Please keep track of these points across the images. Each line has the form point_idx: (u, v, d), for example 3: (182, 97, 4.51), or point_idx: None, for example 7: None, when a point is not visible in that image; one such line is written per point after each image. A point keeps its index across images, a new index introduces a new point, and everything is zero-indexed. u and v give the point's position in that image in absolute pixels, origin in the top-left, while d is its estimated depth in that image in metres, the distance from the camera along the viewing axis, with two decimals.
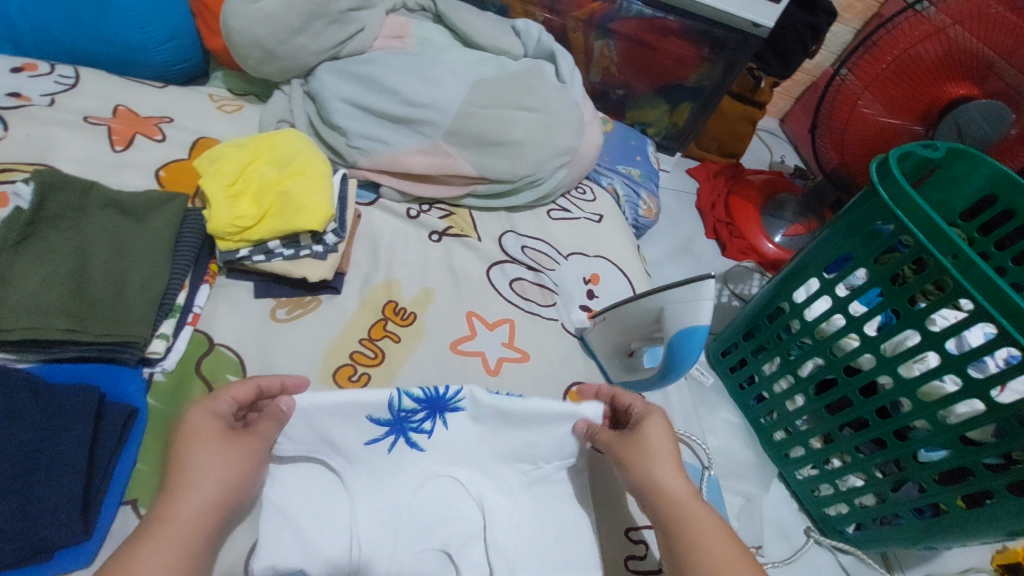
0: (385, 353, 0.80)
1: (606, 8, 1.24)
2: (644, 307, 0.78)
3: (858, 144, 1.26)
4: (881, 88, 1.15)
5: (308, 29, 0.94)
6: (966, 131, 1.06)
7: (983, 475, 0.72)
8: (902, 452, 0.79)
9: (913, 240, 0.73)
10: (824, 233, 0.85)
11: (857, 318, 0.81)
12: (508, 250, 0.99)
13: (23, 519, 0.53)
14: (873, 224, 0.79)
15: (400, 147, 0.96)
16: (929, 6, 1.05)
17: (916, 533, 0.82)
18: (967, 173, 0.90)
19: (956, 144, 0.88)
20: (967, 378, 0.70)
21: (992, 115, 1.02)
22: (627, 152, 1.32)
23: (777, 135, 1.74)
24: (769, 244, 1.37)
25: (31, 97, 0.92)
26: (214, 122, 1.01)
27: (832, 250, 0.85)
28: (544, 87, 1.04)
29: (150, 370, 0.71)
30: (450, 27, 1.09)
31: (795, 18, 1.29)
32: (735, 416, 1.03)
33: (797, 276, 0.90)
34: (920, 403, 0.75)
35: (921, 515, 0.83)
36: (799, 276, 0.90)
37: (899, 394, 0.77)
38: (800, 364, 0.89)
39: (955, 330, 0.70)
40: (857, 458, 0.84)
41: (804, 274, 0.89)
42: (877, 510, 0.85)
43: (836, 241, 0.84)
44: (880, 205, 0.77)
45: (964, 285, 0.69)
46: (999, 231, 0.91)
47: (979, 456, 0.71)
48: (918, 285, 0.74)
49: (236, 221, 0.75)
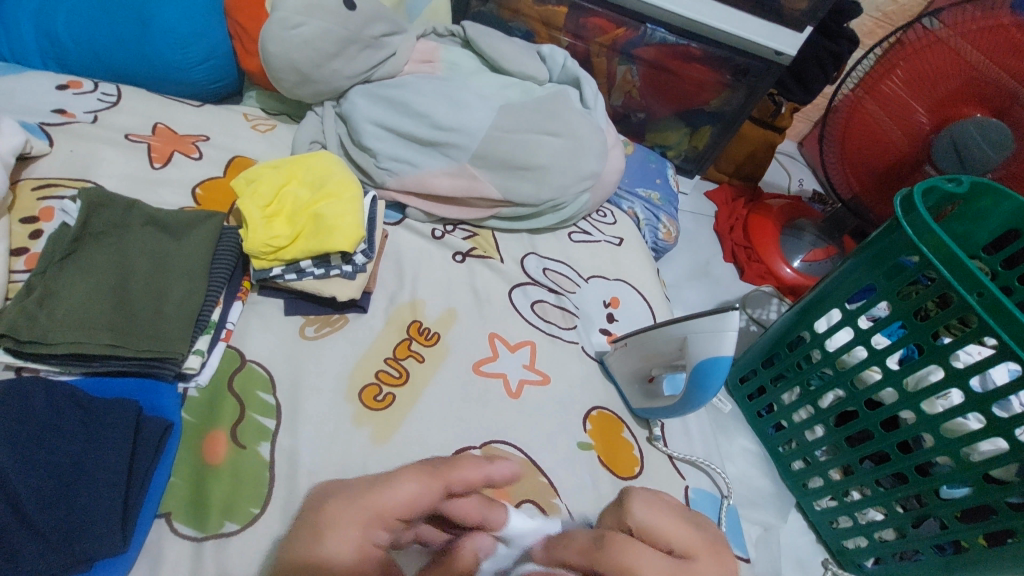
0: (410, 372, 0.82)
1: (630, 35, 1.26)
2: (667, 335, 0.79)
3: (861, 157, 1.28)
4: (897, 110, 1.16)
5: (343, 54, 0.97)
6: (963, 150, 1.07)
7: (1006, 515, 0.71)
8: (924, 488, 0.78)
9: (938, 276, 0.73)
10: (847, 263, 0.85)
11: (880, 351, 0.81)
12: (531, 272, 1.00)
13: (66, 529, 0.55)
14: (898, 258, 0.80)
15: (427, 169, 0.98)
16: (938, 23, 1.05)
17: (937, 570, 0.81)
18: (992, 206, 0.90)
19: (980, 178, 0.88)
20: (991, 417, 0.70)
21: (989, 135, 1.03)
22: (648, 175, 1.33)
23: (795, 159, 1.75)
24: (787, 269, 1.38)
25: (75, 114, 0.95)
26: (247, 140, 1.04)
27: (856, 281, 0.85)
28: (569, 112, 1.05)
29: (184, 385, 0.73)
30: (478, 53, 1.11)
31: (817, 46, 1.30)
32: (753, 443, 1.03)
33: (818, 306, 0.90)
34: (943, 439, 0.75)
35: (941, 552, 0.82)
36: (821, 306, 0.90)
37: (921, 429, 0.77)
38: (821, 395, 0.89)
39: (979, 368, 0.70)
40: (878, 493, 0.84)
41: (825, 304, 0.89)
42: (897, 545, 0.84)
43: (858, 272, 0.84)
44: (904, 239, 0.78)
45: (989, 323, 0.69)
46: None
47: (1003, 495, 0.71)
48: (943, 320, 0.74)
49: (271, 241, 0.78)
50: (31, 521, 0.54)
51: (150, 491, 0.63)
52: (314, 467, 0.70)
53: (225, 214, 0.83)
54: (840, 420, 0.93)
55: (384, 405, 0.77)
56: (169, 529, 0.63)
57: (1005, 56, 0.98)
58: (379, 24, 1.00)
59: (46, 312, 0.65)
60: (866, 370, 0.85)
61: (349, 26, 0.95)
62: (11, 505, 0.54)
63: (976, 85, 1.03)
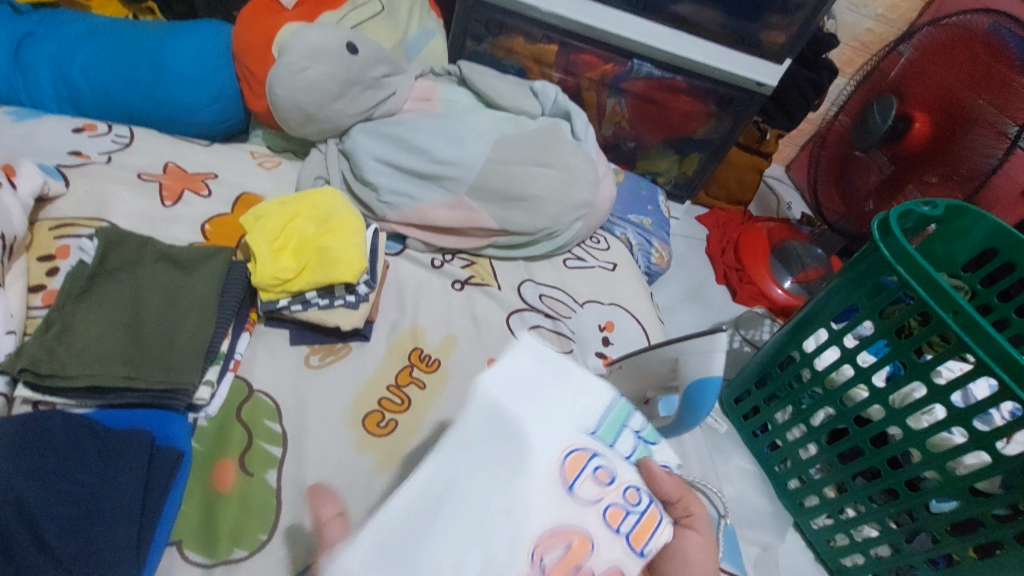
0: (411, 399, 0.84)
1: (617, 70, 1.31)
2: (660, 358, 0.82)
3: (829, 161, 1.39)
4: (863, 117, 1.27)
5: (345, 95, 1.03)
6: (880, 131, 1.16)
7: (993, 527, 0.73)
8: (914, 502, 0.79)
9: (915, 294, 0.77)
10: (834, 283, 0.89)
11: (866, 369, 0.84)
12: (527, 298, 1.04)
13: (85, 557, 0.57)
14: (878, 276, 0.83)
15: (426, 201, 1.02)
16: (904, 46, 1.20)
17: None
18: (968, 227, 0.94)
19: (954, 201, 0.92)
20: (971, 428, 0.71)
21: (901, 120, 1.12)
22: (639, 202, 1.38)
23: (783, 182, 1.80)
24: (779, 289, 1.42)
25: (90, 155, 1.00)
26: (255, 178, 1.09)
27: (840, 301, 0.89)
28: (561, 145, 1.10)
29: (194, 416, 0.75)
30: (473, 90, 1.17)
31: (797, 77, 1.38)
32: (750, 463, 1.05)
33: (806, 326, 0.93)
34: (929, 454, 0.77)
35: (935, 566, 0.84)
36: (808, 326, 0.93)
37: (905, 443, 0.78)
38: (812, 413, 0.92)
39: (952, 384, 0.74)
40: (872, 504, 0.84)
41: (813, 324, 0.93)
42: (892, 561, 0.86)
43: (843, 292, 0.88)
44: (882, 260, 0.82)
45: (966, 340, 0.72)
46: (1002, 284, 0.93)
47: (988, 507, 0.73)
48: (922, 338, 0.77)
49: (279, 273, 0.81)
50: (50, 548, 0.56)
51: (162, 521, 0.65)
52: (319, 493, 0.73)
53: (233, 249, 0.87)
54: (832, 437, 0.95)
55: (388, 431, 0.80)
56: (180, 557, 0.65)
57: (956, 67, 1.09)
58: (380, 66, 1.06)
59: (64, 346, 0.68)
60: (854, 388, 0.87)
61: (351, 69, 1.01)
62: (31, 535, 0.57)
63: (936, 94, 1.11)
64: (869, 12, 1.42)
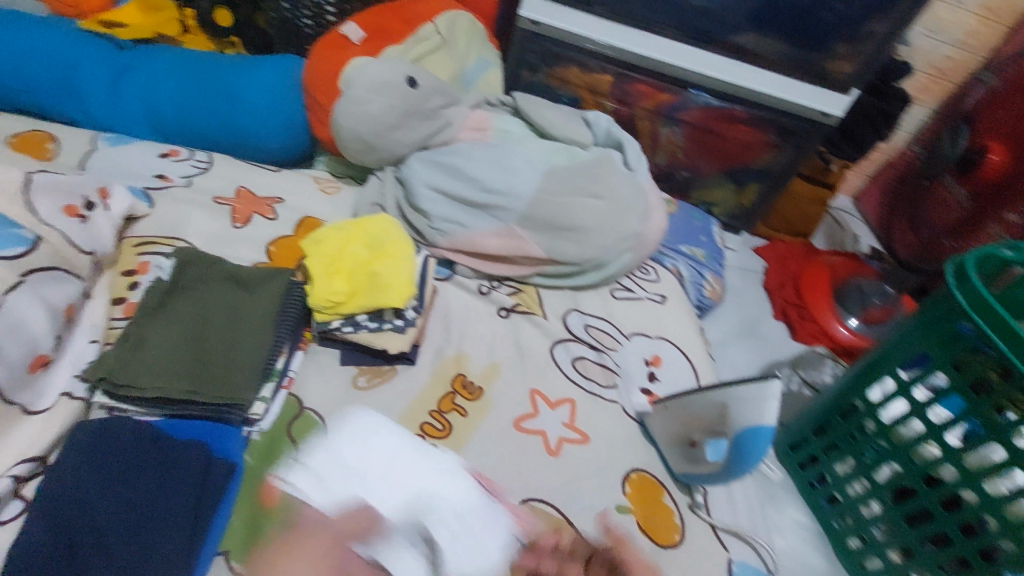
0: (452, 426, 0.85)
1: (672, 99, 1.28)
2: (710, 400, 0.80)
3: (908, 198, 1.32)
4: None
5: (403, 126, 1.07)
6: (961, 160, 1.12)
7: None
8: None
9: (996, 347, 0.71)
10: (904, 328, 0.82)
11: (938, 426, 0.79)
12: (573, 329, 1.02)
13: (138, 561, 0.61)
14: (954, 324, 0.77)
15: (476, 230, 1.04)
16: None
17: None
18: None
19: None
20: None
21: None
22: (692, 232, 1.33)
23: (852, 215, 1.65)
24: (842, 329, 1.32)
25: (173, 179, 1.09)
26: (317, 202, 1.15)
27: (910, 347, 0.83)
28: (613, 175, 1.09)
29: (248, 429, 0.78)
30: (527, 119, 1.18)
31: (867, 105, 1.30)
32: (805, 515, 0.98)
33: (871, 373, 0.87)
34: (1009, 524, 0.72)
35: None
36: (873, 373, 0.87)
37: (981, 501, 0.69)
38: (876, 469, 0.86)
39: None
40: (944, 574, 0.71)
41: (878, 371, 0.87)
42: None
43: (914, 338, 0.82)
44: (959, 306, 0.75)
45: None
46: None
47: None
48: (1004, 396, 0.71)
49: (332, 296, 0.86)
50: (111, 550, 0.61)
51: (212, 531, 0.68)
52: None
53: (293, 270, 0.91)
54: (899, 495, 0.89)
55: None
56: (226, 567, 0.68)
57: None
58: (437, 97, 1.10)
59: (138, 358, 0.75)
60: (925, 445, 0.82)
61: (410, 101, 1.05)
62: (97, 536, 0.62)
63: None
64: (948, 38, 1.31)
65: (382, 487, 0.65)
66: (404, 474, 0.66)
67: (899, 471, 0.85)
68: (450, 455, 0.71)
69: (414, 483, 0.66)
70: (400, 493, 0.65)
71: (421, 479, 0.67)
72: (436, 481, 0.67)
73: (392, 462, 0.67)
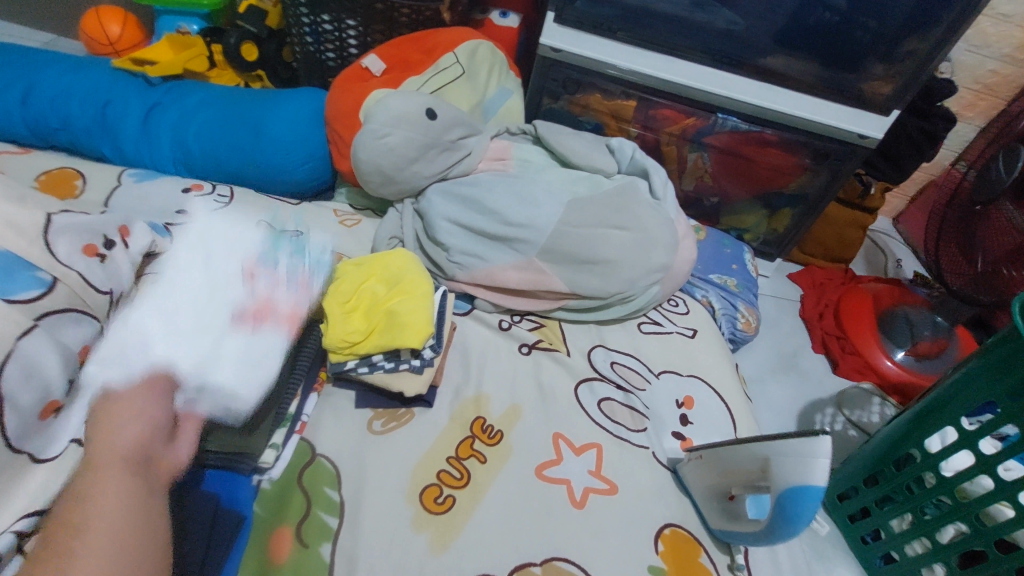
0: (471, 474, 0.80)
1: (699, 124, 1.25)
2: (750, 453, 0.72)
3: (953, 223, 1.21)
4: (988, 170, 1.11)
5: (423, 158, 1.05)
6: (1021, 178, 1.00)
7: None
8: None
9: None
10: (966, 372, 0.74)
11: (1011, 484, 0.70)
12: (598, 367, 0.98)
13: None
14: None
15: (496, 263, 1.00)
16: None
17: None
18: None
19: None
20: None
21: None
22: (723, 261, 1.28)
23: (891, 235, 1.62)
24: (889, 363, 1.26)
25: (194, 214, 1.08)
26: (336, 236, 1.14)
27: (977, 391, 0.74)
28: (638, 205, 1.04)
29: (259, 477, 0.75)
30: (548, 148, 1.15)
31: (907, 125, 1.24)
32: (856, 574, 0.91)
33: (929, 419, 0.80)
34: None
35: None
36: (932, 420, 0.80)
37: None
38: (938, 528, 0.78)
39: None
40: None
41: (938, 418, 0.79)
42: None
43: (981, 380, 0.74)
44: None
45: None
46: None
47: None
48: None
49: (347, 336, 0.82)
50: None
51: None
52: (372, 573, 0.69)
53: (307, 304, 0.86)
54: (964, 557, 0.81)
55: (445, 508, 0.76)
56: None
57: None
58: (457, 129, 1.08)
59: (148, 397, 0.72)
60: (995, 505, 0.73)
61: (430, 133, 1.04)
62: None
63: None
64: (994, 53, 1.27)
65: (177, 279, 0.68)
66: (184, 315, 0.65)
67: (965, 532, 0.77)
68: (212, 229, 0.77)
69: (202, 282, 0.69)
70: (210, 295, 0.69)
71: (214, 274, 0.71)
72: (203, 280, 0.69)
73: (190, 272, 0.70)
